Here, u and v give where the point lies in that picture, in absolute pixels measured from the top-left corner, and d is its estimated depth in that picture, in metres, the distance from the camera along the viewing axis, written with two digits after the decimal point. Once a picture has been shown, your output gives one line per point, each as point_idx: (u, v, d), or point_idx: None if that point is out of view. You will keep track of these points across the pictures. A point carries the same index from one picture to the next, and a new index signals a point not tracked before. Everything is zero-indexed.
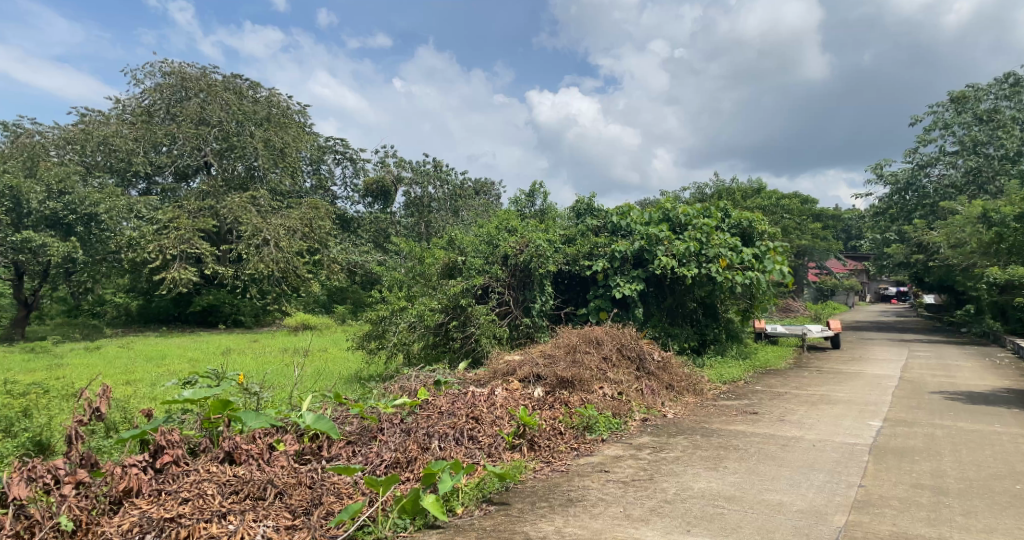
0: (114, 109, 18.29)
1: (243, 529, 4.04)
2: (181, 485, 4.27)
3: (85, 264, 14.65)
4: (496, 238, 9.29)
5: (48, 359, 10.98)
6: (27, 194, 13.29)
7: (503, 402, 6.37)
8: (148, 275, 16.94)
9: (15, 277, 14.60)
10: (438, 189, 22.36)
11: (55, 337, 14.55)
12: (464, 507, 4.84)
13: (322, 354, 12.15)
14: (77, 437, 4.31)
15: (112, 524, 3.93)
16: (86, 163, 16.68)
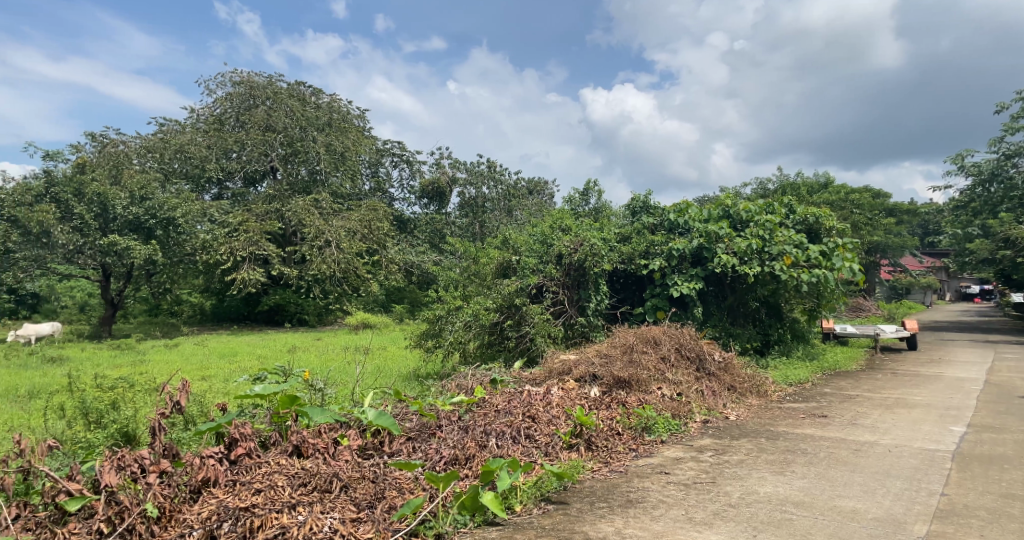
0: (188, 118, 19.17)
1: (311, 521, 4.12)
2: (254, 477, 4.44)
3: (164, 266, 15.54)
4: (550, 237, 9.32)
5: (131, 355, 11.55)
6: (112, 200, 14.18)
7: (559, 401, 6.38)
8: (220, 275, 17.55)
9: (102, 278, 15.34)
10: (492, 189, 22.53)
11: (136, 335, 15.23)
12: (523, 505, 4.87)
13: (382, 352, 12.37)
14: (160, 430, 4.53)
15: (191, 512, 4.12)
16: (165, 170, 17.55)
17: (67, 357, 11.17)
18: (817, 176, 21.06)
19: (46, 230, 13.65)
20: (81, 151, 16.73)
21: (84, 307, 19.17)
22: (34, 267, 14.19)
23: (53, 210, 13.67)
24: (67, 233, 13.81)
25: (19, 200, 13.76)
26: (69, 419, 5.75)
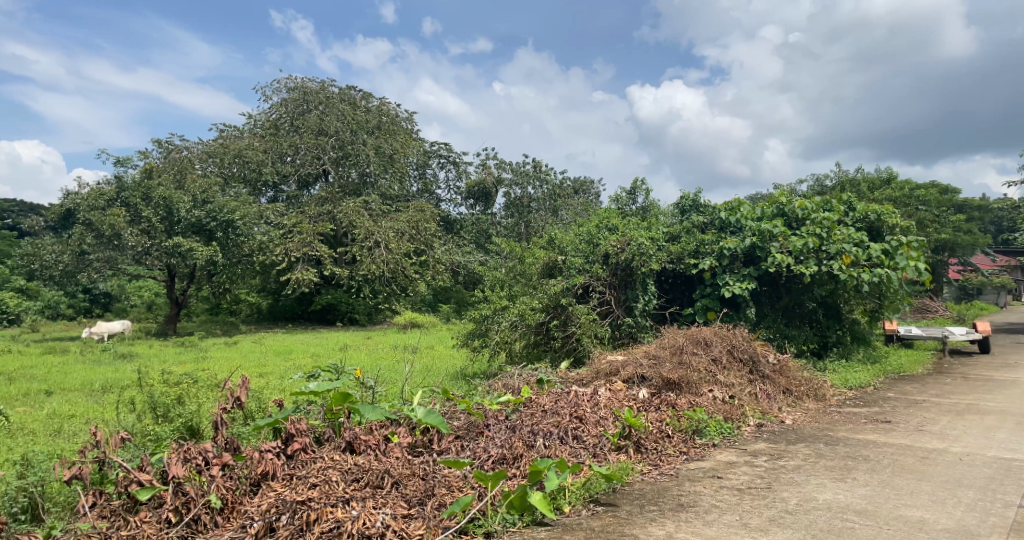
0: (246, 124, 19.72)
1: (365, 516, 4.17)
2: (310, 472, 4.53)
3: (225, 267, 15.95)
4: (596, 237, 9.30)
5: (193, 352, 11.97)
6: (177, 204, 14.67)
7: (606, 402, 6.34)
8: (275, 275, 17.99)
9: (167, 278, 15.90)
10: (538, 189, 22.57)
11: (199, 332, 15.79)
12: (571, 506, 4.84)
13: (430, 351, 12.50)
14: (223, 424, 4.69)
15: (252, 504, 4.23)
16: (225, 174, 18.06)
17: (135, 353, 11.62)
18: (878, 172, 20.41)
19: (117, 233, 14.30)
20: (149, 156, 17.41)
21: (151, 306, 19.91)
22: (107, 268, 14.84)
23: (123, 214, 14.33)
24: (136, 236, 14.41)
25: (91, 204, 14.40)
26: (138, 412, 6.00)
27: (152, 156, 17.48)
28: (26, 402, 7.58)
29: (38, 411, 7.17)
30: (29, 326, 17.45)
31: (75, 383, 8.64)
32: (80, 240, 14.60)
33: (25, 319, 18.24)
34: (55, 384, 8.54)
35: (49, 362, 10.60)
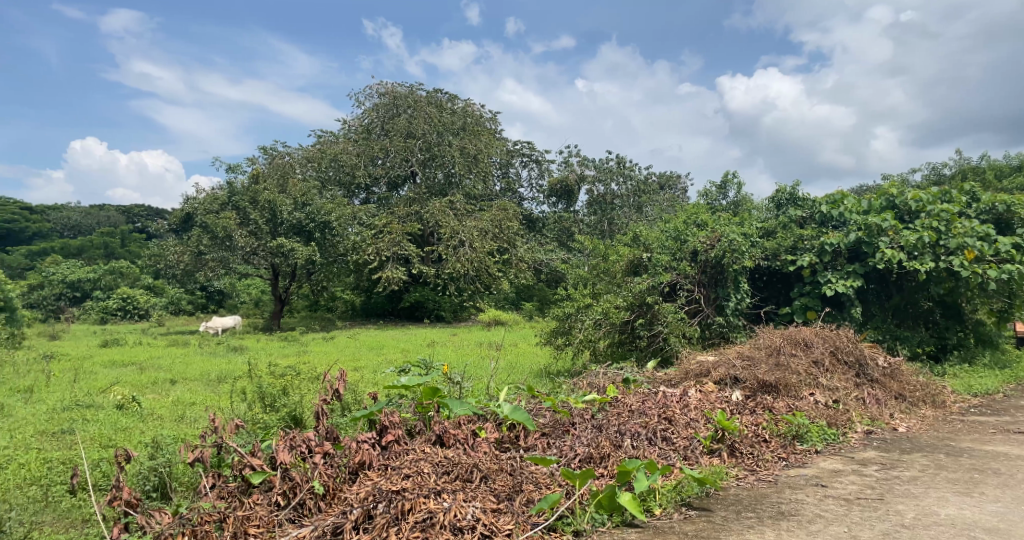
0: (341, 129, 20.49)
1: (456, 508, 4.21)
2: (403, 463, 4.60)
3: (322, 266, 16.74)
4: (684, 233, 9.03)
5: (295, 346, 12.51)
6: (280, 207, 15.54)
7: (697, 404, 6.14)
8: (367, 274, 18.55)
9: (271, 276, 16.68)
10: (622, 185, 22.22)
11: (300, 328, 16.49)
12: (663, 508, 4.69)
13: (514, 348, 12.54)
14: (324, 414, 4.87)
15: (352, 492, 4.33)
16: (322, 177, 18.88)
17: (245, 347, 12.28)
18: (1006, 159, 18.92)
19: (228, 235, 15.16)
20: (255, 162, 18.27)
21: (258, 303, 20.85)
22: (220, 267, 15.67)
23: (234, 217, 15.20)
24: (245, 238, 15.22)
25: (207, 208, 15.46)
26: (249, 401, 6.45)
27: (259, 162, 18.35)
28: (154, 389, 8.11)
29: (164, 397, 7.66)
30: (152, 321, 18.83)
31: (195, 373, 9.18)
32: (197, 241, 15.41)
33: (150, 315, 19.68)
34: (177, 374, 9.10)
35: (172, 353, 11.38)
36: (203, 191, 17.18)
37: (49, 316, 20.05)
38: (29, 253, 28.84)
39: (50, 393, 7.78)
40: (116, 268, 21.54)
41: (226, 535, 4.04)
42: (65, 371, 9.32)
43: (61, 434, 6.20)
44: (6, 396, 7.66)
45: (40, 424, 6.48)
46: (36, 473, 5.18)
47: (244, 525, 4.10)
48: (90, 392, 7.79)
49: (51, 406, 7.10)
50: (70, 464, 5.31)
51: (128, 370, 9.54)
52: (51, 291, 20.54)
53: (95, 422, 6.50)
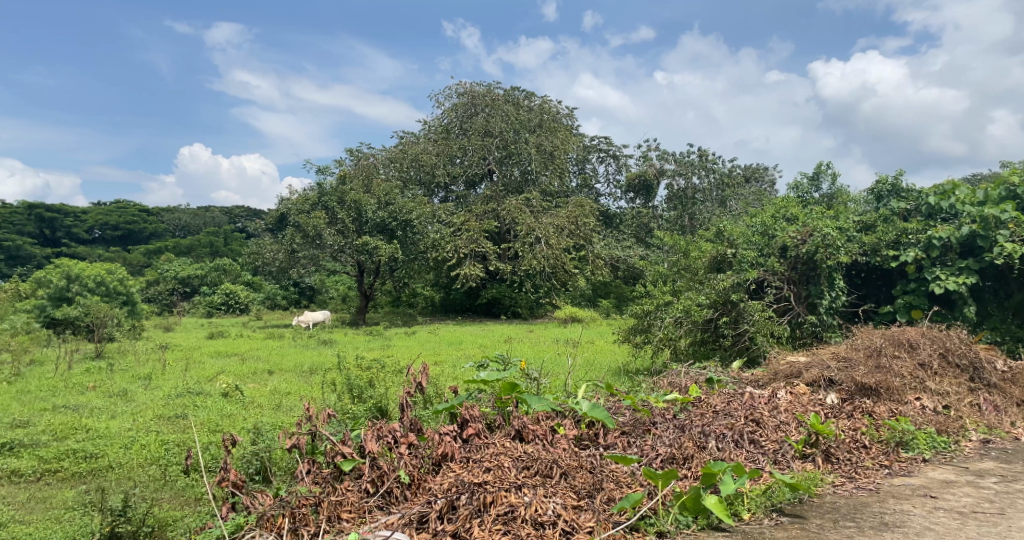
0: (422, 129, 20.85)
1: (536, 503, 4.15)
2: (484, 456, 4.60)
3: (403, 263, 17.11)
4: (772, 227, 8.68)
5: (380, 340, 12.83)
6: (365, 206, 16.01)
7: (788, 406, 5.88)
8: (446, 271, 18.81)
9: (356, 273, 17.17)
10: (703, 179, 21.61)
11: (385, 323, 16.87)
12: (752, 513, 4.49)
13: (593, 345, 12.41)
14: (407, 406, 4.94)
15: (436, 482, 4.37)
16: (404, 177, 19.27)
17: (335, 340, 12.68)
18: None
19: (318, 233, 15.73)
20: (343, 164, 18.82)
21: (345, 298, 21.52)
22: (311, 264, 16.27)
23: (323, 216, 15.72)
24: (333, 236, 15.77)
25: (299, 208, 16.06)
26: (338, 392, 6.68)
27: (345, 163, 18.90)
28: (255, 379, 8.48)
29: (264, 387, 7.99)
30: (252, 315, 19.78)
31: (290, 364, 9.54)
32: (291, 240, 16.02)
33: (249, 309, 20.65)
34: (274, 365, 9.47)
35: (269, 345, 11.91)
36: (294, 192, 17.85)
37: (163, 309, 21.38)
38: (146, 251, 30.82)
39: (165, 380, 8.27)
40: (221, 265, 22.61)
41: (321, 518, 4.13)
42: (177, 360, 9.89)
43: (174, 418, 6.55)
44: (128, 382, 8.19)
45: (158, 408, 6.88)
46: (155, 453, 5.51)
47: (336, 510, 4.20)
48: (198, 380, 8.22)
49: (167, 393, 7.53)
50: (184, 446, 5.63)
51: (231, 360, 10.04)
52: (164, 286, 21.89)
53: (204, 408, 6.84)
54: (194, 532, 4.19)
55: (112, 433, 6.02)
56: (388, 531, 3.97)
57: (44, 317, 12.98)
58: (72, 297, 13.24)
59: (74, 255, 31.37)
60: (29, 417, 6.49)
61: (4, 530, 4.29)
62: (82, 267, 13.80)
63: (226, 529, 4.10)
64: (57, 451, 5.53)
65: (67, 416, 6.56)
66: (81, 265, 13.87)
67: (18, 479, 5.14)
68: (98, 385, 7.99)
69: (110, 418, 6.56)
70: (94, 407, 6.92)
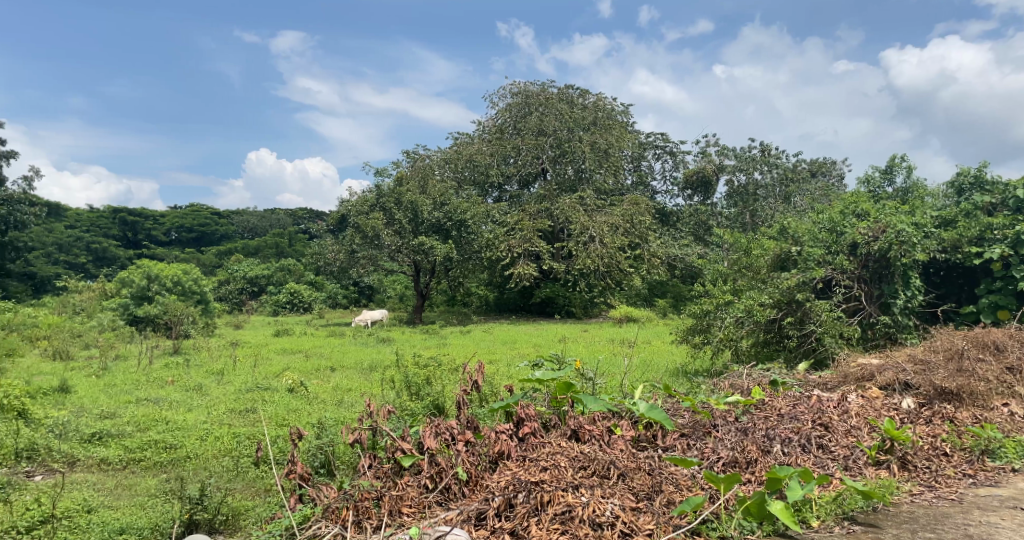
0: (477, 129, 20.95)
1: (594, 504, 4.06)
2: (541, 455, 4.53)
3: (458, 263, 17.22)
4: (840, 224, 8.33)
5: (437, 339, 12.93)
6: (421, 206, 16.16)
7: (859, 410, 5.62)
8: (500, 270, 18.82)
9: (413, 272, 17.35)
10: (766, 174, 20.99)
11: (442, 322, 16.98)
12: (821, 521, 4.29)
13: (650, 346, 12.19)
14: (464, 404, 4.93)
15: (493, 480, 4.33)
16: (459, 178, 19.43)
17: (393, 338, 12.82)
18: None
19: (377, 234, 16.00)
20: (399, 165, 19.08)
21: (402, 297, 21.80)
22: (370, 264, 16.54)
23: (382, 218, 15.95)
24: (391, 237, 16.00)
25: (359, 210, 16.37)
26: (397, 389, 6.74)
27: (402, 165, 19.15)
28: (318, 375, 8.64)
29: (327, 383, 8.13)
30: (315, 313, 20.25)
31: (352, 361, 9.70)
32: (351, 240, 16.32)
33: (313, 307, 21.14)
34: (337, 362, 9.64)
35: (331, 343, 12.14)
36: (354, 194, 18.19)
37: (232, 307, 22.10)
38: (218, 252, 31.93)
39: (237, 375, 8.52)
40: (287, 265, 23.18)
41: (383, 512, 4.14)
42: (247, 357, 10.18)
43: (245, 411, 6.73)
44: (203, 377, 8.47)
45: (230, 402, 7.08)
46: (227, 445, 5.66)
47: (398, 504, 4.22)
48: (266, 376, 8.42)
49: (238, 387, 7.75)
50: (255, 439, 5.76)
51: (296, 357, 10.28)
52: (235, 285, 22.65)
53: (272, 403, 7.00)
54: (264, 521, 4.27)
55: (189, 425, 6.21)
56: (447, 526, 3.95)
57: (128, 315, 13.60)
58: (152, 296, 13.81)
59: (152, 257, 32.77)
60: (114, 408, 6.77)
61: (95, 515, 4.45)
62: (160, 267, 14.36)
63: (294, 520, 4.13)
64: (140, 440, 5.73)
65: (149, 408, 6.82)
66: (160, 266, 14.44)
67: (105, 467, 5.34)
68: (176, 379, 8.29)
69: (187, 410, 6.78)
70: (173, 400, 7.17)
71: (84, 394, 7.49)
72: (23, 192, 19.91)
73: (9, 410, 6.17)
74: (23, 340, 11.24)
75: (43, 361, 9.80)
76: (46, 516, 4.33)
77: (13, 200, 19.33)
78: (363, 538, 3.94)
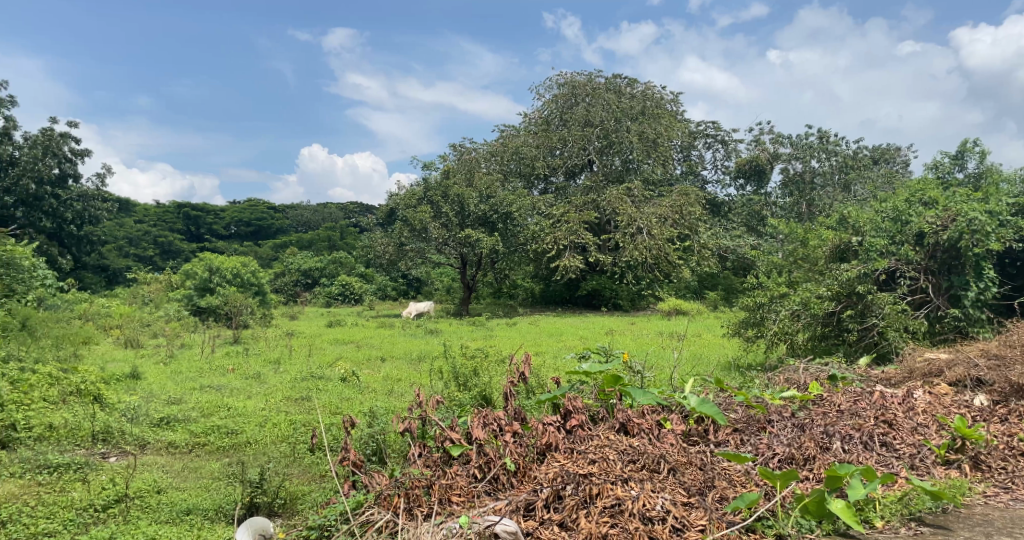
0: (523, 121, 20.83)
1: (644, 498, 3.97)
2: (589, 447, 4.45)
3: (505, 255, 17.19)
4: (906, 212, 8.00)
5: (484, 330, 12.95)
6: (467, 199, 16.17)
7: (926, 407, 5.36)
8: (546, 263, 18.75)
9: (460, 264, 17.41)
10: (823, 162, 20.35)
11: (488, 314, 16.99)
12: (885, 521, 4.09)
13: (700, 339, 11.97)
14: (512, 395, 4.89)
15: (541, 471, 4.26)
16: (504, 170, 19.44)
17: (441, 330, 12.90)
18: None
19: (424, 226, 16.14)
20: (446, 159, 19.16)
21: (450, 289, 21.94)
22: (418, 258, 16.68)
23: (429, 210, 16.07)
24: (438, 229, 16.11)
25: (407, 203, 16.49)
26: (445, 380, 6.75)
27: (449, 158, 19.23)
28: (370, 365, 8.74)
29: (378, 372, 8.21)
30: (365, 305, 20.55)
31: (401, 351, 9.79)
32: (400, 233, 16.48)
33: (364, 299, 21.46)
34: (387, 352, 9.75)
35: (382, 334, 12.29)
36: (402, 187, 18.35)
37: (288, 299, 22.60)
38: (274, 245, 32.73)
39: (293, 364, 8.69)
40: (338, 257, 23.54)
41: (433, 500, 4.12)
42: (302, 346, 10.38)
43: (301, 399, 6.84)
44: (261, 365, 8.66)
45: (287, 390, 7.21)
46: (285, 432, 5.76)
47: (448, 493, 4.18)
48: (320, 365, 8.56)
49: (294, 376, 7.89)
50: (311, 426, 5.85)
51: (349, 347, 10.44)
52: (290, 277, 23.18)
53: (325, 391, 7.11)
54: (320, 506, 4.30)
55: (249, 411, 6.35)
56: (496, 516, 3.89)
57: (191, 306, 14.08)
58: (214, 287, 14.25)
59: (213, 250, 33.79)
60: (180, 394, 6.98)
61: (164, 495, 4.55)
62: (221, 259, 14.79)
63: (347, 505, 4.14)
64: (204, 426, 5.88)
65: (212, 395, 7.00)
66: (221, 258, 14.85)
67: (172, 449, 5.49)
68: (236, 367, 8.50)
69: (247, 398, 6.92)
70: (234, 387, 7.35)
71: (153, 380, 7.74)
72: (97, 189, 20.76)
73: (85, 395, 6.43)
74: (97, 329, 11.71)
75: (116, 349, 10.19)
76: (120, 495, 4.48)
77: (87, 196, 20.18)
78: (414, 525, 3.91)
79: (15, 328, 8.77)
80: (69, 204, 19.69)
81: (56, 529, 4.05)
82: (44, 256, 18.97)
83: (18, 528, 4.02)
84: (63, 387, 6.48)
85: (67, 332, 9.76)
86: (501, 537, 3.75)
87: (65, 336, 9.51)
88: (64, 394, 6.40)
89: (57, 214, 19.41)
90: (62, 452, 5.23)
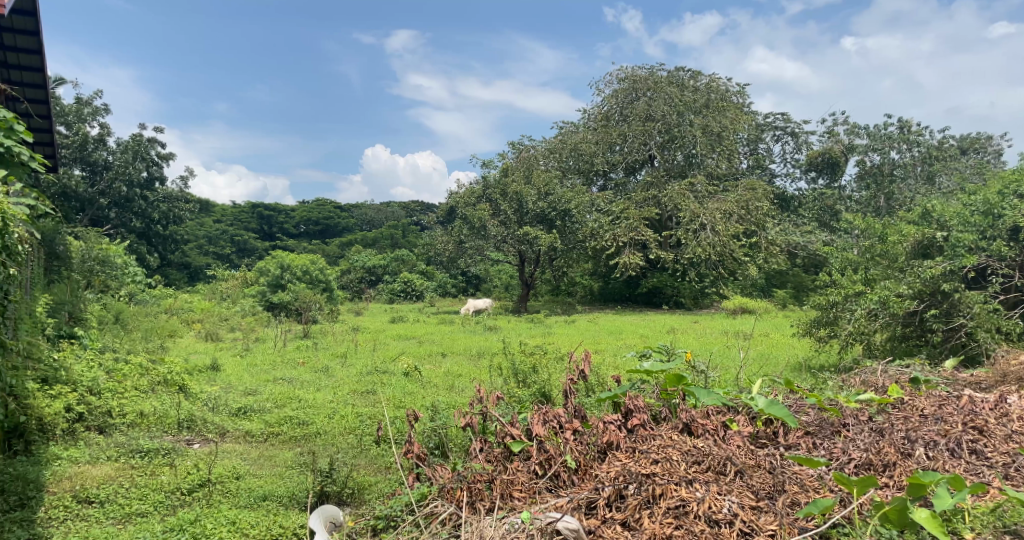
0: (583, 116, 20.57)
1: (710, 500, 3.81)
2: (651, 447, 4.29)
3: (564, 252, 17.06)
4: (998, 206, 7.45)
5: (543, 327, 12.87)
6: (526, 196, 16.09)
7: (1020, 414, 4.96)
8: (605, 260, 18.57)
9: (519, 262, 17.37)
10: (903, 154, 19.52)
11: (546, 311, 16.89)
12: (976, 533, 3.79)
13: (767, 338, 11.57)
14: (572, 393, 4.78)
15: (602, 470, 4.14)
16: (563, 167, 19.41)
17: (501, 326, 12.89)
18: None
19: (484, 224, 16.18)
20: (505, 157, 19.17)
21: (509, 287, 22.01)
22: (478, 255, 16.75)
23: (488, 208, 16.14)
24: (497, 227, 16.14)
25: (467, 201, 16.58)
26: (505, 376, 6.69)
27: (508, 156, 19.23)
28: (431, 360, 8.79)
29: (440, 368, 8.24)
30: (426, 301, 20.77)
31: (461, 347, 9.82)
32: (460, 231, 16.58)
33: (425, 295, 21.70)
34: (447, 348, 9.77)
35: (442, 330, 12.36)
36: (462, 186, 18.46)
37: (353, 295, 23.07)
38: (340, 243, 33.47)
39: (358, 358, 8.82)
40: (401, 255, 23.88)
41: (495, 495, 4.05)
42: (367, 341, 10.53)
43: (367, 392, 6.92)
44: (329, 359, 8.83)
45: (353, 383, 7.30)
46: (352, 423, 5.82)
47: (509, 488, 4.09)
48: (384, 360, 8.66)
49: (359, 370, 7.99)
50: (376, 419, 5.90)
51: (411, 342, 10.53)
52: (355, 274, 23.63)
53: (390, 385, 7.17)
54: (386, 497, 4.30)
55: (318, 403, 6.45)
56: (558, 513, 3.79)
57: (264, 301, 14.51)
58: (285, 284, 14.65)
59: (284, 248, 34.82)
60: (255, 386, 7.16)
61: (242, 481, 4.64)
62: (292, 257, 15.20)
63: (412, 497, 4.13)
64: (277, 416, 6.00)
65: (283, 387, 7.16)
66: (291, 256, 15.27)
67: (249, 438, 5.62)
68: (306, 361, 8.68)
69: (316, 390, 7.04)
70: (304, 380, 7.49)
71: (230, 372, 7.98)
72: (180, 190, 21.67)
73: (171, 384, 6.66)
74: (181, 323, 12.18)
75: (196, 342, 10.57)
76: (204, 480, 4.61)
77: (171, 197, 21.10)
78: (476, 519, 3.85)
79: (109, 321, 9.22)
80: (155, 205, 20.62)
81: (148, 511, 4.20)
82: (133, 254, 19.95)
83: (114, 508, 4.19)
84: (150, 377, 6.73)
85: (154, 326, 10.20)
86: (563, 534, 3.65)
87: (152, 330, 9.95)
88: (152, 383, 6.65)
89: (145, 215, 20.37)
90: (151, 438, 5.42)
